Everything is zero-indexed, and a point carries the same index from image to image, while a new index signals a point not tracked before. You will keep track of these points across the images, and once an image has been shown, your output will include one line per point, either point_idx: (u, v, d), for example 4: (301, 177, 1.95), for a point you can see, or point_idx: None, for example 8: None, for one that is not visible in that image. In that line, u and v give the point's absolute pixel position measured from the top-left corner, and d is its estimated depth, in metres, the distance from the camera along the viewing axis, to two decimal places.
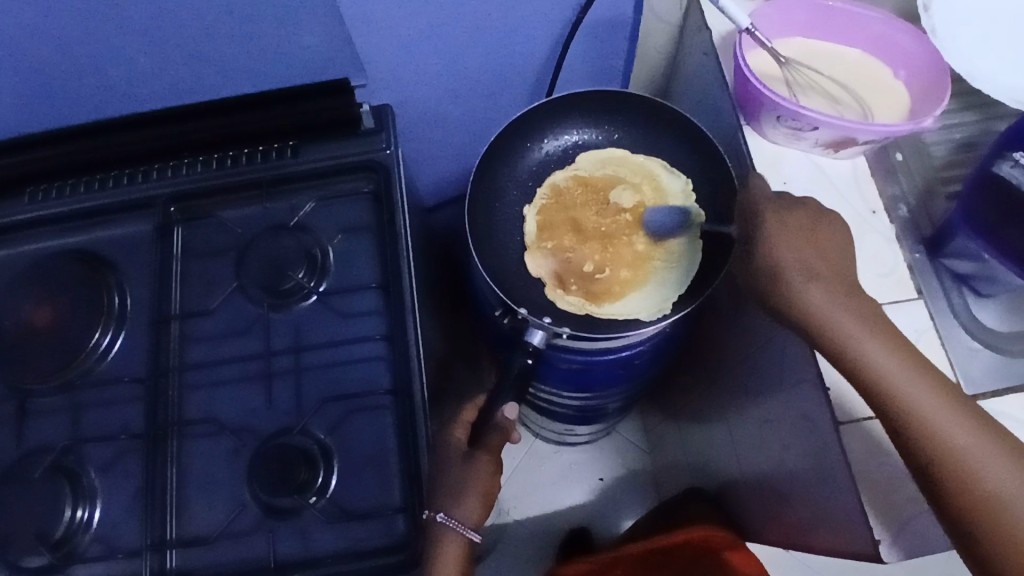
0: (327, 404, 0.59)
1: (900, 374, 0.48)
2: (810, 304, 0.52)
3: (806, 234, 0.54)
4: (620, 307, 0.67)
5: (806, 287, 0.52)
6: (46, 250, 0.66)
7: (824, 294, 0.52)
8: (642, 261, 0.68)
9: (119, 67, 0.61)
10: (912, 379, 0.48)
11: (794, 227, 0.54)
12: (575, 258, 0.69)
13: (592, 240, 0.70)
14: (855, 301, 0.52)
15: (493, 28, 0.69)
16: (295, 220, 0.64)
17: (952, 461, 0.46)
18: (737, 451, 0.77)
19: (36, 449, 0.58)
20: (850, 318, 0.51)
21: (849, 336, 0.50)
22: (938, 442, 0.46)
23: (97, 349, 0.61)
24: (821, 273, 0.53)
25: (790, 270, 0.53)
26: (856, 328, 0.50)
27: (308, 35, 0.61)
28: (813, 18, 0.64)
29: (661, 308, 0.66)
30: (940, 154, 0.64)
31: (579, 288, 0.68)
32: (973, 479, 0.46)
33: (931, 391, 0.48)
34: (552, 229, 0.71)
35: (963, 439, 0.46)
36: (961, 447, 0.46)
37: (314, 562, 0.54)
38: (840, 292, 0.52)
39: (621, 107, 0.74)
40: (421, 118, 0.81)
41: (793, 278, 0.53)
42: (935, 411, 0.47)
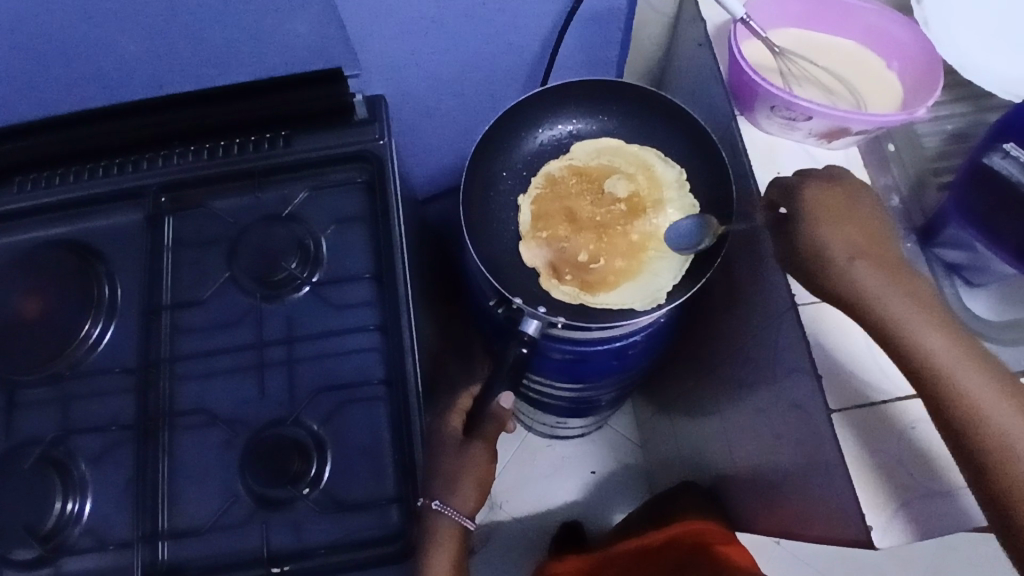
0: (320, 394, 0.58)
1: (950, 358, 0.48)
2: (857, 283, 0.51)
3: (849, 216, 0.53)
4: (614, 296, 0.67)
5: (854, 267, 0.51)
6: (35, 240, 0.65)
7: (870, 274, 0.51)
8: (637, 251, 0.69)
9: (108, 54, 0.60)
10: (962, 363, 0.47)
11: (837, 207, 0.53)
12: (570, 247, 0.69)
13: (588, 229, 0.70)
14: (906, 282, 0.51)
15: (488, 18, 0.69)
16: (287, 211, 0.64)
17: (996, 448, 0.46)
18: (730, 442, 0.77)
19: (25, 441, 0.58)
20: (900, 300, 0.50)
21: (898, 316, 0.49)
22: (983, 428, 0.46)
23: (87, 341, 0.61)
24: (864, 252, 0.52)
25: (834, 249, 0.52)
26: (906, 309, 0.49)
27: (301, 24, 0.61)
28: (806, 9, 0.65)
29: (655, 298, 0.66)
30: (932, 145, 0.64)
31: (573, 278, 0.68)
32: (1017, 466, 0.45)
33: (980, 375, 0.47)
34: (547, 218, 0.71)
35: (1012, 425, 0.46)
36: (1008, 433, 0.46)
37: (308, 553, 0.54)
38: (887, 270, 0.51)
39: (615, 97, 0.74)
40: (415, 108, 0.81)
41: (837, 258, 0.52)
42: (984, 397, 0.47)
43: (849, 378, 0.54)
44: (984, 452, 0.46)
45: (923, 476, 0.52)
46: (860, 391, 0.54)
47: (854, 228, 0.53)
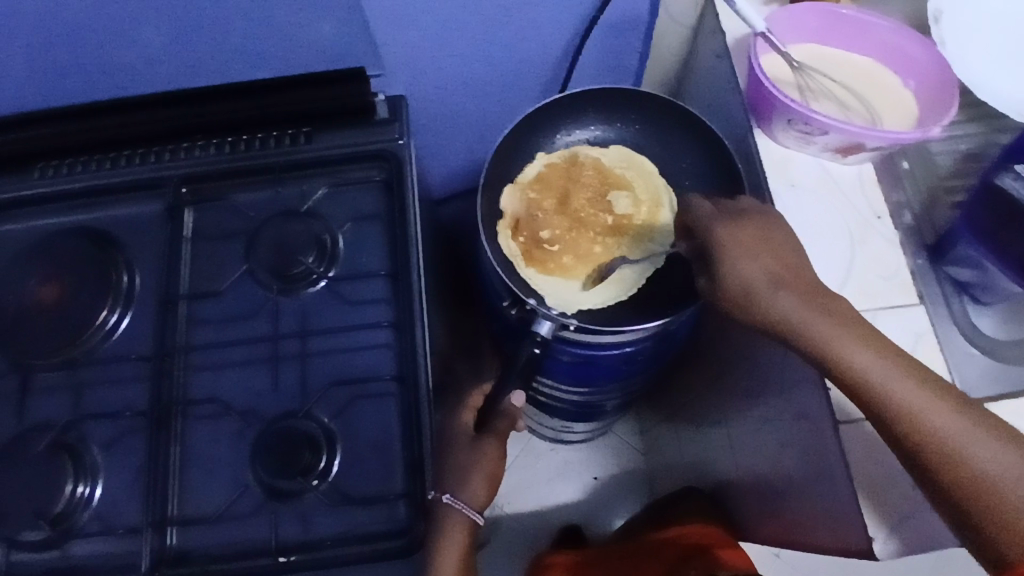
0: (332, 388, 0.59)
1: (880, 370, 0.48)
2: (782, 310, 0.52)
3: (764, 247, 0.54)
4: (542, 279, 0.69)
5: (777, 294, 0.52)
6: (55, 225, 0.66)
7: (792, 301, 0.52)
8: (588, 260, 0.69)
9: (137, 46, 0.61)
10: (893, 374, 0.48)
11: (752, 240, 0.54)
12: (541, 220, 0.70)
13: (565, 214, 0.71)
14: (828, 304, 0.51)
15: (509, 25, 0.70)
16: (306, 206, 0.65)
17: (941, 449, 0.45)
18: (735, 450, 0.78)
19: (38, 424, 0.59)
20: (823, 322, 0.50)
21: (827, 336, 0.50)
22: (926, 434, 0.46)
23: (104, 327, 0.62)
24: (786, 279, 0.53)
25: (756, 281, 0.53)
26: (830, 329, 0.50)
27: (326, 23, 0.62)
28: (826, 24, 0.66)
29: (565, 304, 0.68)
30: (946, 162, 0.66)
31: (524, 242, 0.70)
32: (965, 467, 0.45)
33: (912, 382, 0.48)
34: (545, 185, 0.72)
35: (951, 428, 0.46)
36: (950, 436, 0.46)
37: (315, 544, 0.54)
38: (807, 293, 0.52)
39: (634, 106, 0.75)
40: (434, 110, 0.82)
41: (760, 288, 0.53)
42: (921, 404, 0.47)
43: None
44: (933, 458, 0.46)
45: None
46: None
47: (773, 257, 0.54)
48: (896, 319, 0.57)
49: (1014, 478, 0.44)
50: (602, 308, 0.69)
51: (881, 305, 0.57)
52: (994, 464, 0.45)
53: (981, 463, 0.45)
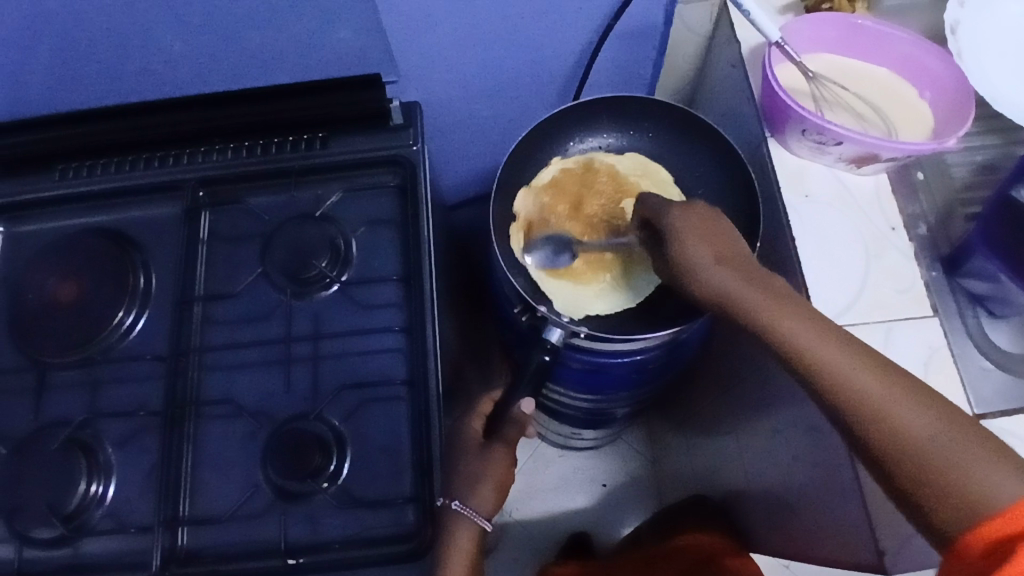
0: (343, 392, 0.59)
1: (808, 337, 0.47)
2: (719, 285, 0.52)
3: (709, 230, 0.54)
4: (553, 282, 0.70)
5: (715, 269, 0.52)
6: (75, 226, 0.67)
7: (729, 275, 0.52)
8: (598, 266, 0.71)
9: (157, 49, 0.62)
10: (822, 340, 0.47)
11: (699, 224, 0.55)
12: (552, 223, 0.72)
13: (578, 218, 0.72)
14: (764, 279, 0.51)
15: (523, 33, 0.71)
16: (320, 211, 0.65)
17: (871, 412, 0.45)
18: (745, 460, 0.78)
19: (54, 422, 0.59)
20: (757, 293, 0.50)
21: (758, 308, 0.49)
22: (853, 399, 0.45)
23: (120, 327, 0.62)
24: (729, 257, 0.53)
25: (698, 258, 0.53)
26: (763, 299, 0.50)
27: (342, 29, 0.63)
28: (842, 35, 0.66)
29: (574, 308, 0.68)
30: (961, 175, 0.65)
31: (536, 245, 0.71)
32: (892, 430, 0.44)
33: (841, 347, 0.47)
34: (559, 189, 0.73)
35: (879, 392, 0.45)
36: (879, 400, 0.45)
37: (324, 546, 0.55)
38: (747, 271, 0.52)
39: (647, 115, 0.75)
40: (448, 116, 0.82)
41: (703, 265, 0.53)
42: (848, 368, 0.46)
43: None
44: (861, 422, 0.45)
45: None
46: None
47: (718, 240, 0.54)
48: (910, 331, 0.56)
49: (941, 438, 0.43)
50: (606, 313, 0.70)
51: (895, 317, 0.57)
52: (922, 426, 0.43)
53: (907, 424, 0.44)
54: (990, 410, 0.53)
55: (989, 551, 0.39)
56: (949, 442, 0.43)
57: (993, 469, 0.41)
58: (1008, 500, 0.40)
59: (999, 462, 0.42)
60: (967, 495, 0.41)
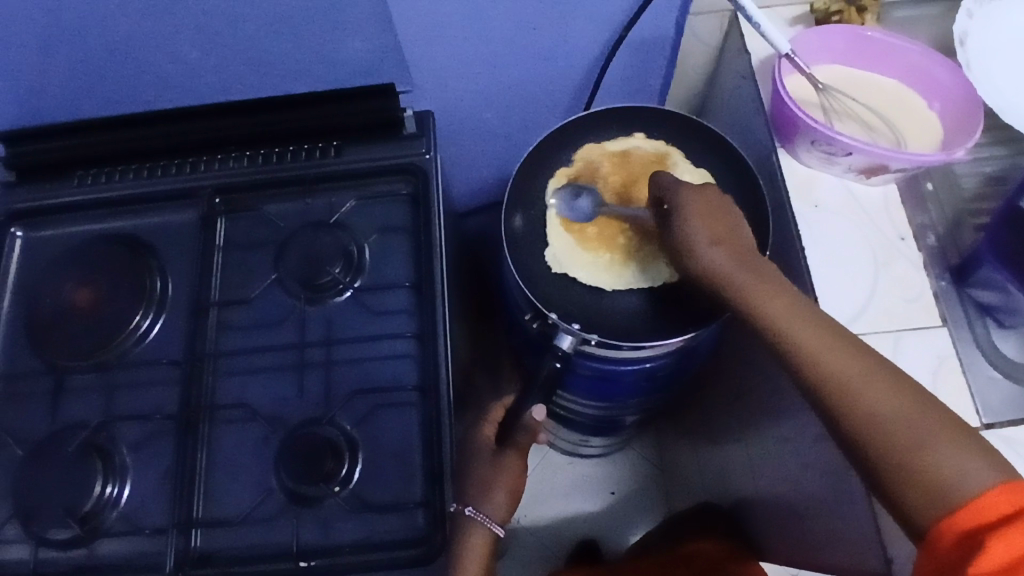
0: (355, 397, 0.60)
1: (788, 318, 0.50)
2: (713, 265, 0.56)
3: (708, 212, 0.58)
4: (558, 231, 0.70)
5: (710, 251, 0.56)
6: (94, 232, 0.68)
7: (720, 257, 0.56)
8: (606, 241, 0.70)
9: (176, 59, 0.64)
10: (801, 321, 0.50)
11: (699, 206, 0.59)
12: (594, 186, 0.72)
13: (620, 195, 0.71)
14: (755, 261, 0.55)
15: (534, 43, 0.72)
16: (334, 218, 0.66)
17: (842, 394, 0.47)
18: (754, 468, 0.78)
19: (71, 424, 0.60)
20: (745, 275, 0.54)
21: (748, 291, 0.53)
22: (824, 377, 0.48)
23: (137, 331, 0.63)
24: (726, 239, 0.57)
25: (694, 238, 0.58)
26: (750, 281, 0.54)
27: (357, 39, 0.64)
28: (852, 47, 0.66)
29: (561, 264, 0.69)
30: (970, 185, 0.66)
31: (571, 198, 0.72)
32: (860, 410, 0.46)
33: (818, 331, 0.49)
34: (622, 164, 0.73)
35: (849, 372, 0.47)
36: (849, 379, 0.47)
37: (335, 550, 0.55)
38: (739, 253, 0.56)
39: (657, 124, 0.75)
40: (460, 125, 0.83)
41: (698, 244, 0.57)
42: (822, 348, 0.48)
43: None
44: (830, 399, 0.47)
45: None
46: None
47: (716, 221, 0.58)
48: (919, 341, 0.56)
49: (909, 423, 0.45)
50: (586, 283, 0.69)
51: (904, 327, 0.57)
52: (887, 407, 0.46)
53: (876, 408, 0.46)
54: (1000, 420, 0.53)
55: (955, 536, 0.42)
56: (912, 425, 0.45)
57: (956, 455, 0.43)
58: (970, 488, 0.42)
59: (959, 447, 0.44)
60: (932, 482, 0.43)
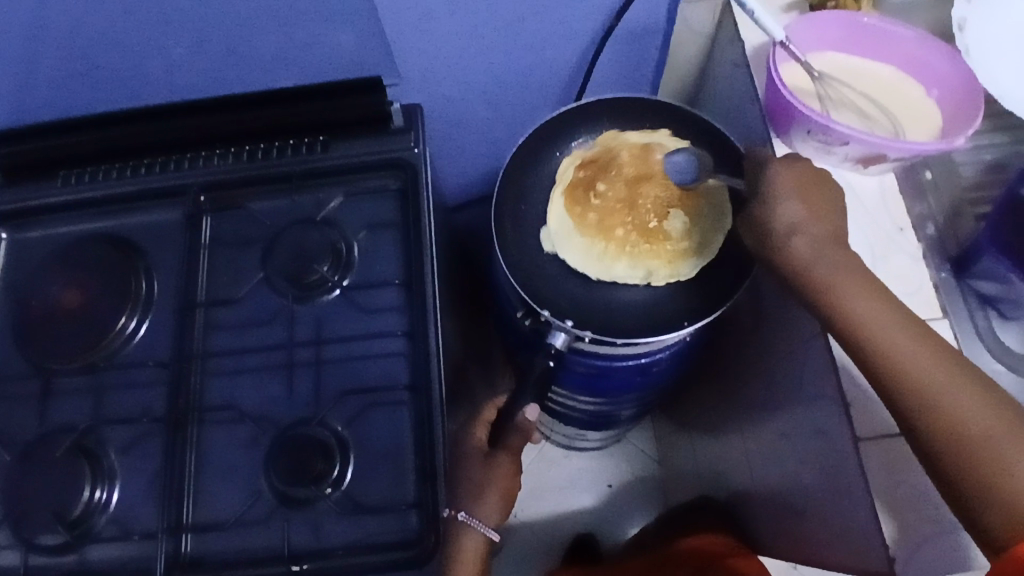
0: (346, 397, 0.59)
1: (873, 317, 0.50)
2: (794, 253, 0.54)
3: (801, 191, 0.56)
4: (558, 211, 0.69)
5: (792, 239, 0.55)
6: (79, 233, 0.67)
7: (806, 244, 0.54)
8: (602, 230, 0.67)
9: (158, 56, 0.62)
10: (883, 320, 0.50)
11: (793, 183, 0.56)
12: (605, 170, 0.68)
13: (630, 187, 0.67)
14: (841, 251, 0.54)
15: (525, 33, 0.70)
16: (322, 215, 0.65)
17: (923, 398, 0.47)
18: (751, 462, 0.77)
19: (58, 428, 0.59)
20: (831, 267, 0.53)
21: (831, 284, 0.52)
22: (905, 379, 0.47)
23: (123, 333, 0.62)
24: (811, 224, 0.55)
25: (780, 223, 0.56)
26: (835, 272, 0.52)
27: (342, 32, 0.63)
28: (848, 34, 0.65)
29: (553, 244, 0.69)
30: (970, 174, 0.64)
31: (581, 179, 0.69)
32: (941, 414, 0.46)
33: (905, 333, 0.49)
34: (640, 154, 0.69)
35: (932, 375, 0.47)
36: (931, 382, 0.47)
37: (327, 552, 0.55)
38: (826, 242, 0.54)
39: (649, 115, 0.74)
40: (449, 118, 0.82)
41: (781, 230, 0.56)
42: (904, 350, 0.48)
43: (876, 406, 0.53)
44: (909, 401, 0.47)
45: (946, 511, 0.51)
46: (886, 421, 0.53)
47: (809, 199, 0.55)
48: None
49: (992, 436, 0.45)
50: (572, 266, 0.67)
51: None
52: (970, 413, 0.46)
53: (960, 417, 0.46)
54: None
55: None
56: (994, 434, 0.45)
57: None
58: None
59: None
60: (1011, 491, 0.43)
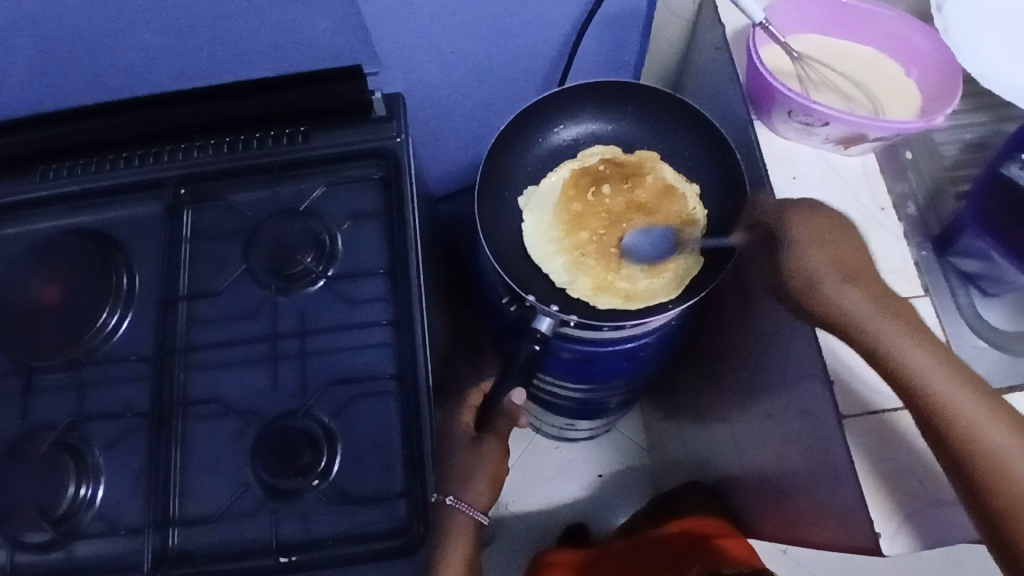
0: (331, 387, 0.59)
1: (939, 378, 0.48)
2: (847, 307, 0.51)
3: (830, 244, 0.53)
4: (555, 184, 0.72)
5: (844, 290, 0.51)
6: (56, 228, 0.66)
7: (858, 298, 0.51)
8: (572, 217, 0.70)
9: (133, 47, 0.61)
10: (950, 383, 0.48)
11: (821, 236, 0.53)
12: (614, 174, 0.71)
13: (626, 207, 0.70)
14: (887, 304, 0.51)
15: (505, 20, 0.70)
16: (304, 205, 0.65)
17: (995, 465, 0.46)
18: (738, 445, 0.78)
19: (40, 425, 0.59)
20: (886, 321, 0.50)
21: (887, 341, 0.50)
22: (974, 447, 0.46)
23: (105, 328, 0.62)
24: (853, 276, 0.52)
25: (825, 276, 0.52)
26: (889, 329, 0.50)
27: (321, 20, 0.62)
28: (829, 15, 0.65)
29: (528, 202, 0.72)
30: (950, 153, 0.65)
31: (598, 175, 0.71)
32: (1011, 483, 0.45)
33: (971, 395, 0.48)
34: (652, 193, 0.70)
35: (1000, 443, 0.46)
36: (999, 450, 0.46)
37: (316, 543, 0.54)
38: (870, 297, 0.51)
39: (633, 98, 0.74)
40: (432, 106, 0.82)
41: (828, 282, 0.51)
42: (972, 416, 0.47)
43: (860, 384, 0.54)
44: (979, 468, 0.46)
45: (932, 486, 0.51)
46: (867, 399, 0.53)
47: (837, 250, 0.53)
48: None
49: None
50: (525, 230, 0.71)
51: None
52: None
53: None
54: None
55: None
56: None
57: None
58: None
59: None
60: None
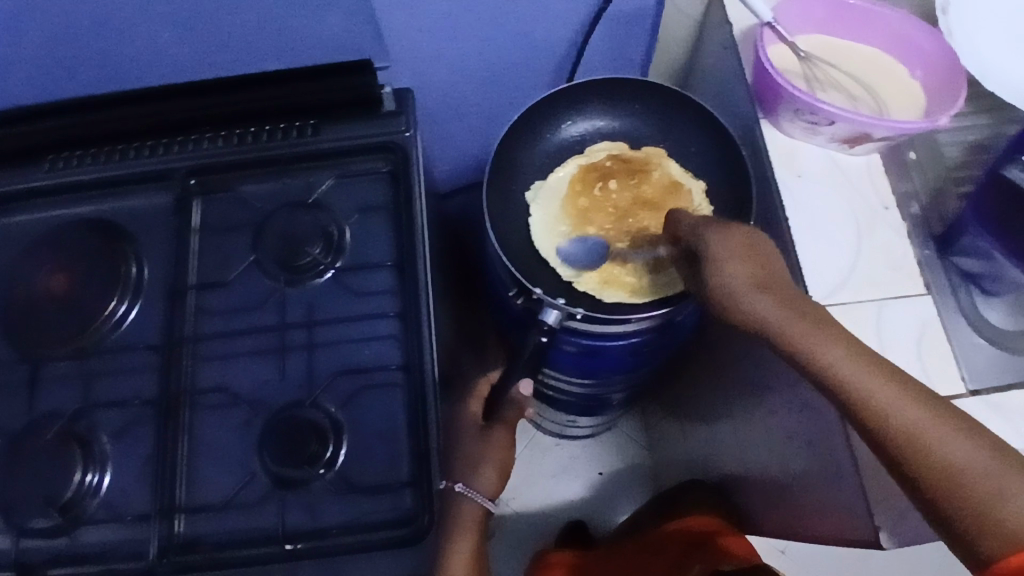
0: (338, 377, 0.59)
1: (847, 365, 0.48)
2: (762, 312, 0.51)
3: (745, 258, 0.54)
4: (561, 180, 0.73)
5: (757, 297, 0.52)
6: (63, 218, 0.66)
7: (770, 302, 0.52)
8: (578, 212, 0.71)
9: (145, 38, 0.62)
10: (859, 369, 0.47)
11: (737, 251, 0.54)
12: (620, 170, 0.72)
13: (631, 203, 0.70)
14: (800, 305, 0.51)
15: (513, 17, 0.71)
16: (313, 198, 0.65)
17: (912, 441, 0.45)
18: (740, 443, 0.78)
19: (49, 413, 0.59)
20: (796, 320, 0.50)
21: (801, 338, 0.49)
22: (887, 427, 0.45)
23: (113, 318, 0.62)
24: (768, 283, 0.53)
25: (738, 284, 0.53)
26: (798, 326, 0.50)
27: (333, 14, 0.63)
28: (834, 16, 0.66)
29: (535, 197, 0.73)
30: (954, 154, 0.65)
31: (604, 171, 0.72)
32: (930, 456, 0.44)
33: (876, 376, 0.47)
34: (657, 189, 0.71)
35: (911, 418, 0.45)
36: (910, 424, 0.45)
37: (322, 532, 0.55)
38: (783, 300, 0.52)
39: (639, 95, 0.75)
40: (440, 102, 0.82)
41: (741, 290, 0.53)
42: (883, 396, 0.46)
43: None
44: (898, 447, 0.45)
45: None
46: None
47: (752, 262, 0.54)
48: (903, 307, 0.56)
49: (992, 473, 0.43)
50: (533, 225, 0.72)
51: (890, 296, 0.57)
52: (957, 453, 0.44)
53: (948, 456, 0.44)
54: (987, 386, 0.54)
55: None
56: (984, 471, 0.43)
57: None
58: None
59: None
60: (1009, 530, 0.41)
